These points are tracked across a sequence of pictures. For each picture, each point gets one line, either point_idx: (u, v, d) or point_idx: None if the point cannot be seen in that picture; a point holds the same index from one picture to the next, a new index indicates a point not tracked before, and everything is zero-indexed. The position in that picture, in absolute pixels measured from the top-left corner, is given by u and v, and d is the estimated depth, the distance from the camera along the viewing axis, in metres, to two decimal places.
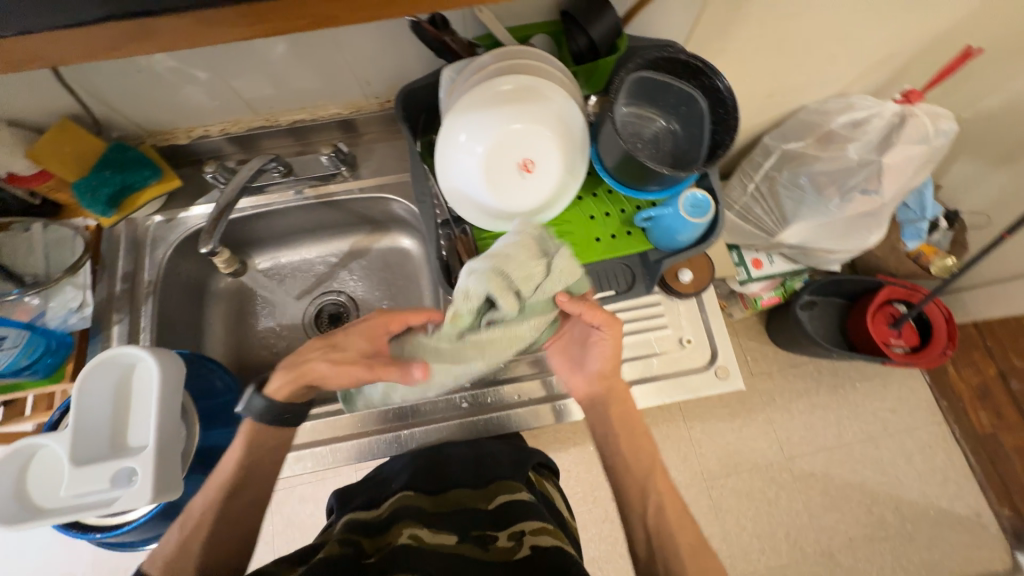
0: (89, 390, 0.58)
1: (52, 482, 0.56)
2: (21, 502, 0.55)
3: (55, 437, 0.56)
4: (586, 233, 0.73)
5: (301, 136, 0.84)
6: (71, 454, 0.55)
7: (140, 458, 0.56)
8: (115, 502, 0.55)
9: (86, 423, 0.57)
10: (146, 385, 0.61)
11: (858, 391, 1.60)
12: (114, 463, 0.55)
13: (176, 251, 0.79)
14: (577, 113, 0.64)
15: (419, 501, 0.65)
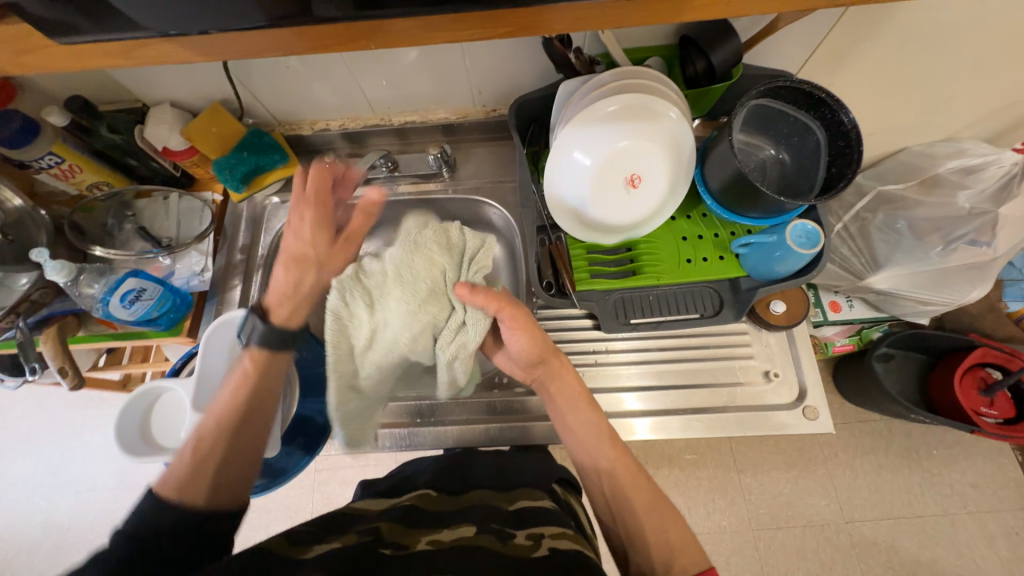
0: (214, 343, 0.65)
1: (173, 422, 0.62)
2: (144, 438, 0.61)
3: (183, 381, 0.63)
4: (677, 254, 0.74)
5: (408, 136, 0.90)
6: (195, 399, 0.61)
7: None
8: None
9: (208, 373, 0.64)
10: None
11: (934, 458, 1.47)
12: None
13: (287, 230, 0.87)
14: (689, 134, 0.65)
15: (437, 502, 0.62)
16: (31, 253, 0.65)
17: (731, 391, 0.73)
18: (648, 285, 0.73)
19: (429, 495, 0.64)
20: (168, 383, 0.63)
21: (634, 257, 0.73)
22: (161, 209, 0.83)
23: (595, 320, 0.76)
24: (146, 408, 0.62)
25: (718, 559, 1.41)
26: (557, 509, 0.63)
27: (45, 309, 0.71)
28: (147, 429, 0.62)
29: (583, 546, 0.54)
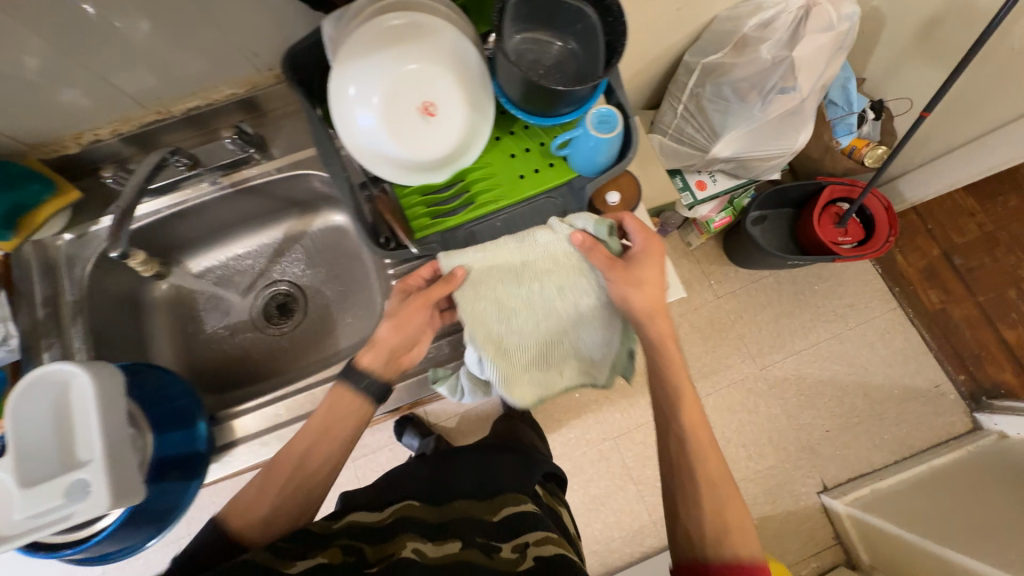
0: (19, 411, 0.56)
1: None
2: None
3: None
4: (509, 172, 0.73)
5: (201, 126, 0.80)
6: (18, 476, 0.54)
7: (91, 470, 0.55)
8: (72, 515, 0.53)
9: (22, 446, 0.55)
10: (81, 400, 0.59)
11: (817, 293, 1.67)
12: (64, 479, 0.54)
13: (95, 266, 0.76)
14: (469, 46, 0.62)
15: (420, 514, 0.65)
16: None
17: None
18: (491, 211, 0.73)
19: (409, 506, 0.66)
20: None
21: (469, 187, 0.73)
22: None
23: None
24: None
25: None
26: (536, 510, 0.72)
27: None
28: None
29: (565, 551, 0.63)
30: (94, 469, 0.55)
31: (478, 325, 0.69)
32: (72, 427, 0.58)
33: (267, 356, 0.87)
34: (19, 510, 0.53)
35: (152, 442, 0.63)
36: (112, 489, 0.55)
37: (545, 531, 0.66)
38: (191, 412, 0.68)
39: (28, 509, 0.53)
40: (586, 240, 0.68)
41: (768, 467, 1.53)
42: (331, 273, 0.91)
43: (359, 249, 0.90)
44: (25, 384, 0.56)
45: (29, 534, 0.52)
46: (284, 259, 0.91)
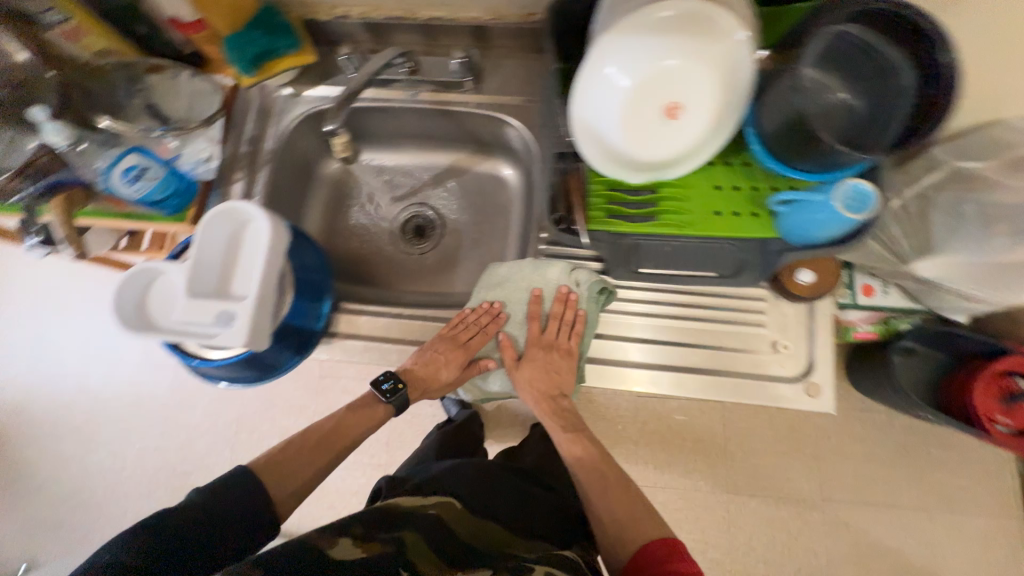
0: (211, 231, 0.63)
1: (165, 303, 0.62)
2: (140, 313, 0.62)
3: (179, 265, 0.61)
4: (706, 205, 0.67)
5: (432, 37, 0.81)
6: (188, 284, 0.60)
7: (238, 307, 0.60)
8: (215, 336, 0.60)
9: (201, 261, 0.62)
10: (252, 241, 0.64)
11: (931, 458, 1.44)
12: (219, 304, 0.60)
13: (295, 125, 0.82)
14: (748, 58, 0.55)
15: (455, 526, 0.69)
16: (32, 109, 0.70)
17: (736, 358, 0.69)
18: (668, 234, 0.67)
19: (451, 507, 0.72)
20: (160, 264, 0.62)
21: (658, 202, 0.68)
22: (170, 87, 0.80)
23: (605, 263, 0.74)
24: (143, 288, 0.62)
25: (690, 513, 1.46)
26: (574, 560, 0.69)
27: (52, 177, 0.72)
28: (141, 304, 0.62)
29: None
30: (242, 309, 0.60)
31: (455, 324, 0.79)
32: (239, 261, 0.64)
33: (390, 267, 0.91)
34: (178, 311, 0.60)
35: (288, 307, 0.68)
36: (245, 331, 0.59)
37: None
38: (320, 288, 0.73)
39: (183, 314, 0.59)
40: (565, 298, 0.74)
41: None
42: (475, 218, 0.91)
43: (511, 208, 0.89)
44: (221, 211, 0.63)
45: (181, 332, 0.60)
46: (439, 187, 0.93)
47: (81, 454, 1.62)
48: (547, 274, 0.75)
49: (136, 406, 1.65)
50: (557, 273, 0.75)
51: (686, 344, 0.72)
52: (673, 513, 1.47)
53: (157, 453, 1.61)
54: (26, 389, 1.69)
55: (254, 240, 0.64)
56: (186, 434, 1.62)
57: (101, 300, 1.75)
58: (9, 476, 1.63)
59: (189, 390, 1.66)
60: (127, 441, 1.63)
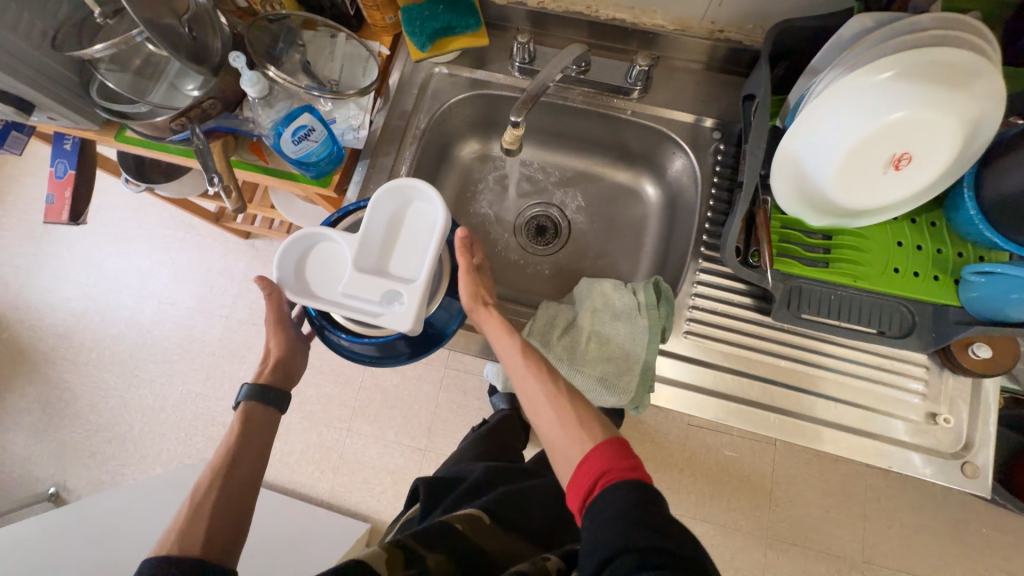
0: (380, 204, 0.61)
1: (327, 270, 0.61)
2: (300, 282, 0.60)
3: (346, 237, 0.59)
4: (885, 260, 0.64)
5: (604, 37, 0.78)
6: (354, 259, 0.58)
7: (406, 289, 0.58)
8: (380, 317, 0.58)
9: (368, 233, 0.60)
10: (418, 221, 0.62)
11: (984, 541, 1.40)
12: (386, 282, 0.58)
13: (448, 108, 0.80)
14: (994, 124, 0.52)
15: (487, 541, 0.61)
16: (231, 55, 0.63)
17: (887, 421, 0.66)
18: (839, 283, 0.65)
19: (479, 520, 0.63)
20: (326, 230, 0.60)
21: (832, 248, 0.66)
22: (327, 48, 0.78)
23: (756, 299, 0.70)
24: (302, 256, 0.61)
25: (727, 553, 1.44)
26: None
27: (213, 121, 0.71)
28: (306, 268, 0.61)
29: None
30: (410, 291, 0.58)
31: None
32: (403, 240, 0.62)
33: (511, 265, 0.89)
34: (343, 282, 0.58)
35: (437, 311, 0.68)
36: (412, 317, 0.57)
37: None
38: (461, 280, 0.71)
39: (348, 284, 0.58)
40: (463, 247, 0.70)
41: None
42: (602, 228, 0.89)
43: (643, 224, 0.86)
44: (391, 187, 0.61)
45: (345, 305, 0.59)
46: (568, 190, 0.91)
47: (124, 389, 1.62)
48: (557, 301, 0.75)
49: (185, 350, 1.65)
50: (610, 290, 0.73)
51: (742, 372, 0.69)
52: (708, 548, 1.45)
53: (200, 400, 1.61)
54: (79, 315, 1.69)
55: (420, 220, 0.62)
56: (231, 386, 1.62)
57: (164, 239, 1.75)
58: (50, 398, 1.63)
59: (240, 343, 1.66)
60: (173, 383, 1.63)
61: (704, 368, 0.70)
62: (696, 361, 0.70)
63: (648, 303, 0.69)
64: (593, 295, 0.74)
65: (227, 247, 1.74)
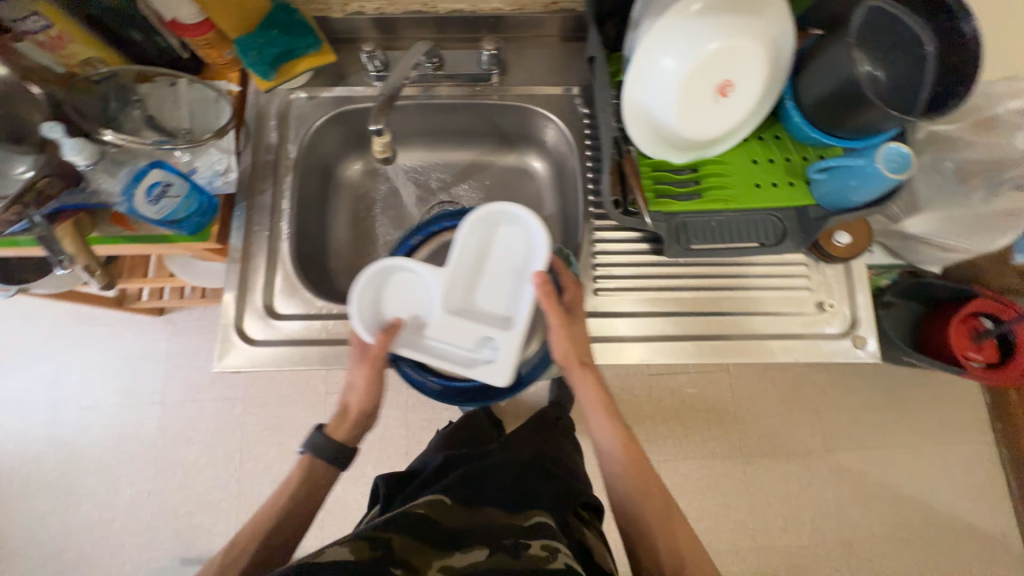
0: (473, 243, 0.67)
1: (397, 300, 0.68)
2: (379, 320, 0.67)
3: (438, 281, 0.65)
4: (747, 178, 0.71)
5: (450, 30, 0.79)
6: (445, 300, 0.66)
7: (503, 333, 0.65)
8: (479, 360, 0.65)
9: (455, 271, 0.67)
10: (505, 262, 0.69)
11: (914, 400, 1.58)
12: (484, 328, 0.66)
13: (317, 130, 0.78)
14: (790, 39, 0.59)
15: (446, 514, 0.65)
16: (42, 126, 0.59)
17: (784, 319, 0.73)
18: (713, 209, 0.70)
19: (439, 501, 0.67)
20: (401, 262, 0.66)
21: (701, 179, 0.71)
22: (169, 97, 0.75)
23: (651, 243, 0.75)
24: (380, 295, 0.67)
25: (711, 481, 1.54)
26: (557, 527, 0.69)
27: (55, 201, 0.64)
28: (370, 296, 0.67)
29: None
30: (506, 333, 0.65)
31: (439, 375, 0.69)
32: (487, 281, 0.69)
33: None
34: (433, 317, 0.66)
35: (533, 350, 0.74)
36: (510, 364, 0.64)
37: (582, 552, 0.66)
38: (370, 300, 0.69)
39: (443, 324, 0.66)
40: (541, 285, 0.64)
41: (801, 546, 1.51)
42: None
43: (540, 199, 0.89)
44: (478, 218, 0.66)
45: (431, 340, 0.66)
46: (463, 183, 0.91)
47: (63, 514, 1.50)
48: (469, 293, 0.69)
49: (121, 451, 1.55)
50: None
51: (662, 314, 0.74)
52: (694, 483, 1.53)
53: (157, 496, 1.53)
54: None
55: (518, 260, 0.69)
56: (189, 472, 1.54)
57: (69, 340, 1.62)
58: None
59: (184, 424, 1.57)
60: (121, 488, 1.53)
61: (628, 318, 0.74)
62: (612, 314, 0.74)
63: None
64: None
65: (142, 330, 1.63)
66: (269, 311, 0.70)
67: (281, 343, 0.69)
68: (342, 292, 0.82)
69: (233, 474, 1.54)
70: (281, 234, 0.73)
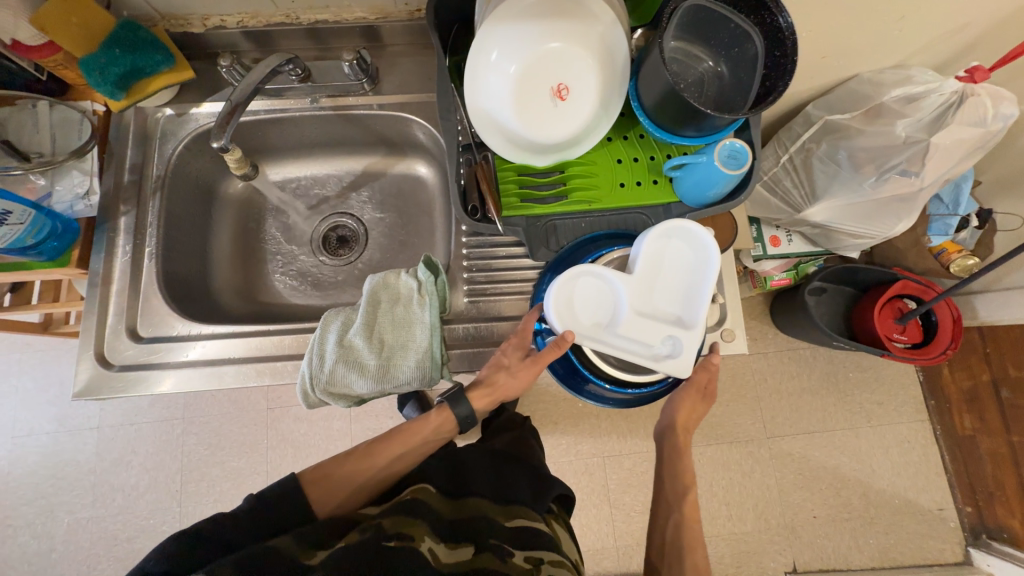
0: (670, 254, 0.61)
1: (597, 315, 0.60)
2: (570, 320, 0.60)
3: (627, 282, 0.59)
4: (611, 178, 0.71)
5: (320, 41, 0.79)
6: (628, 299, 0.59)
7: (689, 332, 0.59)
8: (655, 359, 0.59)
9: (667, 285, 0.61)
10: (676, 261, 0.61)
11: (849, 381, 1.48)
12: (673, 329, 0.59)
13: (185, 148, 0.77)
14: (622, 40, 0.59)
15: (434, 503, 0.63)
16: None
17: None
18: (580, 210, 0.71)
19: (425, 489, 0.66)
20: (608, 272, 0.60)
21: (566, 180, 0.70)
22: (29, 120, 0.73)
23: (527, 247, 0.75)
24: (570, 294, 0.60)
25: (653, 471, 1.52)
26: (550, 532, 0.67)
27: None
28: (572, 307, 0.60)
29: None
30: (686, 336, 0.59)
31: (310, 394, 0.68)
32: (661, 277, 0.61)
33: (322, 282, 0.87)
34: (618, 326, 0.59)
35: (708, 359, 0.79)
36: (695, 363, 0.58)
37: (558, 553, 0.64)
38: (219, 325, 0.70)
39: (638, 334, 0.59)
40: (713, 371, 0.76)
41: (743, 533, 1.42)
42: (398, 220, 0.90)
43: (431, 207, 0.89)
44: (669, 229, 0.60)
45: (612, 350, 0.59)
46: (355, 194, 0.91)
47: (3, 543, 1.50)
48: (348, 310, 0.71)
49: (61, 478, 1.52)
50: (392, 278, 0.72)
51: None
52: (639, 476, 1.53)
53: (94, 524, 1.50)
54: None
55: (675, 257, 0.61)
56: (126, 496, 1.51)
57: None
58: None
59: (123, 447, 1.54)
60: (57, 517, 1.51)
61: (500, 323, 0.74)
62: (488, 319, 0.74)
63: (425, 280, 0.70)
64: (388, 288, 0.71)
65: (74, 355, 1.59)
66: (133, 333, 0.70)
67: (138, 366, 0.68)
68: (225, 309, 0.81)
69: (172, 498, 1.51)
70: (145, 255, 0.72)
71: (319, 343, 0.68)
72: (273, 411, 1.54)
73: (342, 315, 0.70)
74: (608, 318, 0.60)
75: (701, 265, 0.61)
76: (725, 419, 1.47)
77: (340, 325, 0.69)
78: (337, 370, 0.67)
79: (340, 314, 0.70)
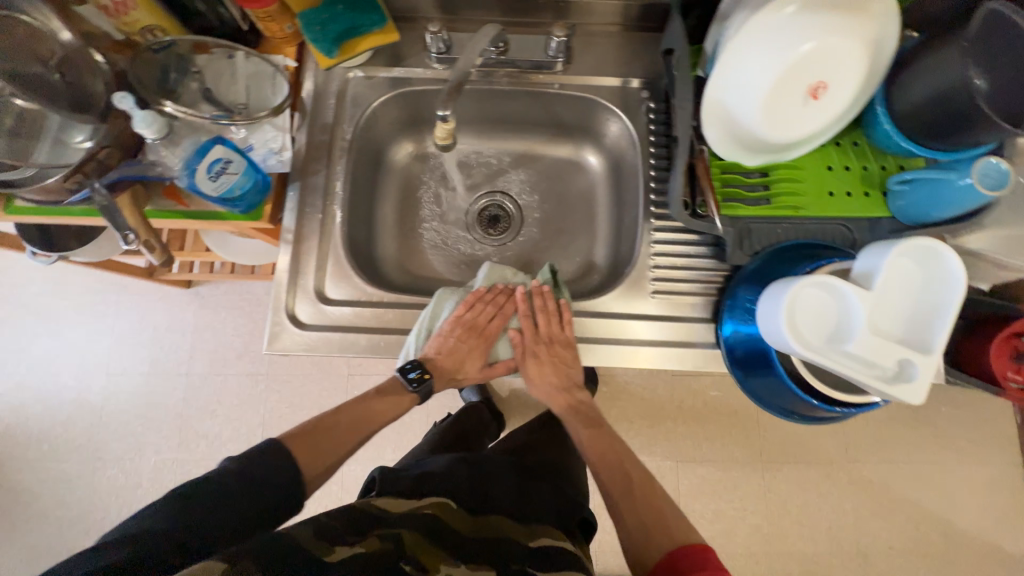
0: (903, 273, 0.57)
1: (819, 326, 0.57)
2: (792, 329, 0.56)
3: (861, 298, 0.55)
4: (819, 185, 0.67)
5: (514, 13, 0.77)
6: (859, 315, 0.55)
7: (924, 359, 0.55)
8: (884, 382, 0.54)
9: (897, 305, 0.57)
10: (909, 281, 0.57)
11: (943, 416, 1.42)
12: (906, 353, 0.55)
13: (373, 112, 0.77)
14: (889, 44, 0.57)
15: (455, 521, 0.61)
16: (114, 96, 0.57)
17: None
18: (783, 215, 0.67)
19: (446, 503, 0.63)
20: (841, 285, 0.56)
21: (772, 182, 0.67)
22: (226, 69, 0.72)
23: (713, 249, 0.72)
24: (795, 302, 0.57)
25: (725, 483, 1.42)
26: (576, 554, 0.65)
27: (114, 172, 0.64)
28: (795, 315, 0.57)
29: None
30: (919, 362, 0.55)
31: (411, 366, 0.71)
32: (892, 296, 0.57)
33: (476, 260, 0.86)
34: (845, 342, 0.55)
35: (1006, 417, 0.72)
36: (928, 392, 0.54)
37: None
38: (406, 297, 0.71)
39: (869, 354, 0.55)
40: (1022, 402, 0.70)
41: (815, 556, 1.39)
42: (554, 205, 0.88)
43: (591, 194, 0.86)
44: (910, 246, 0.56)
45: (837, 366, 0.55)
46: (512, 174, 0.89)
47: (85, 476, 1.51)
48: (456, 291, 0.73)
49: (147, 418, 1.55)
50: (510, 273, 0.76)
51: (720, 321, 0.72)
52: None
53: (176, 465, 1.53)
54: (19, 407, 1.55)
55: (908, 276, 0.57)
56: (207, 445, 1.53)
57: (93, 306, 1.61)
58: (8, 505, 1.49)
59: (209, 396, 1.57)
60: (144, 455, 1.53)
61: (674, 323, 0.71)
62: (662, 318, 0.71)
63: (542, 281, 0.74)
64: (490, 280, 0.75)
65: (166, 303, 1.62)
66: (321, 296, 0.70)
67: (340, 328, 0.69)
68: (386, 279, 0.81)
69: None
70: (333, 218, 0.72)
71: (432, 320, 0.70)
72: (353, 378, 1.56)
73: (452, 295, 0.72)
74: (832, 332, 0.56)
75: (938, 289, 0.57)
76: (810, 440, 1.43)
77: (453, 306, 0.72)
78: (443, 351, 0.71)
79: (453, 294, 0.72)
